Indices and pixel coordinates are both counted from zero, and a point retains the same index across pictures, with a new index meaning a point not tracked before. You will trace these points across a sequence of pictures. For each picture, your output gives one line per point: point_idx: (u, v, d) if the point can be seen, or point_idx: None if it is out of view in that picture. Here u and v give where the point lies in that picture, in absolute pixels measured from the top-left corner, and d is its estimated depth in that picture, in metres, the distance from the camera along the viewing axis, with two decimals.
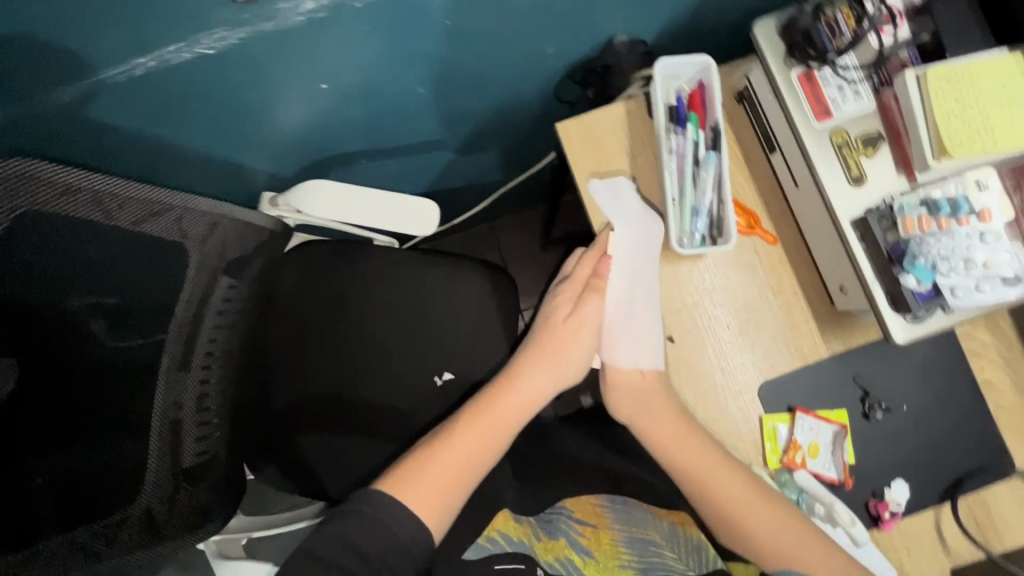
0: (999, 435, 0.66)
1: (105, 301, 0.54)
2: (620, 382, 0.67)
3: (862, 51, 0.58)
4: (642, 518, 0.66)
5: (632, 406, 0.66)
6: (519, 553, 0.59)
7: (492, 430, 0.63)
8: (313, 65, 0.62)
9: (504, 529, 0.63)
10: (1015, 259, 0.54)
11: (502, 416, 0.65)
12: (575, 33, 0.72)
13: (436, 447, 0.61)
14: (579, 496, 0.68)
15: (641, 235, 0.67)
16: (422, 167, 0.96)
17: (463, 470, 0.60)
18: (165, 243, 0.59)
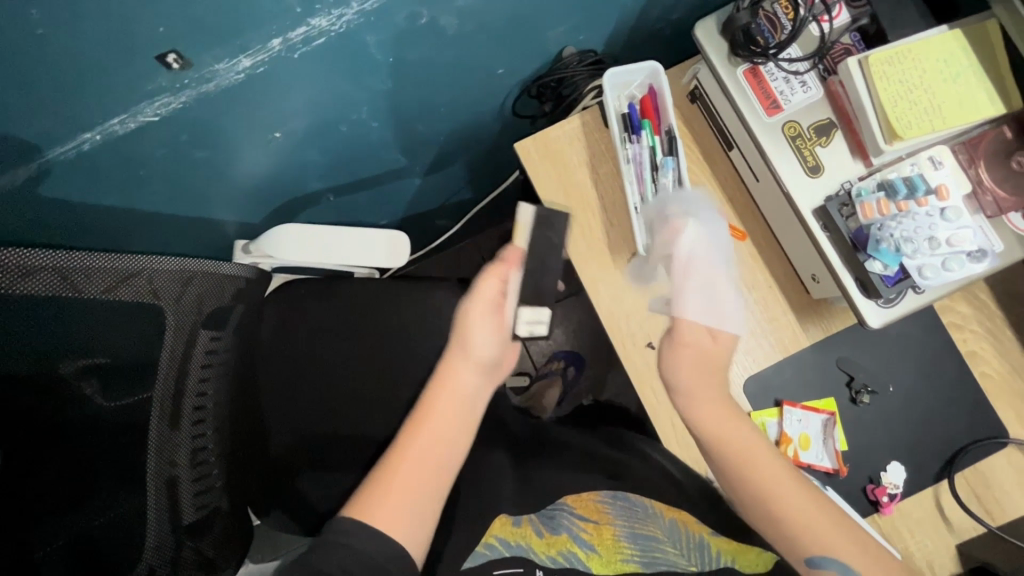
0: (989, 406, 0.65)
1: (96, 362, 0.53)
2: (693, 356, 0.63)
3: (805, 41, 0.60)
4: (643, 513, 0.64)
5: (690, 369, 0.62)
6: (518, 558, 0.60)
7: (433, 443, 0.59)
8: (265, 116, 0.62)
9: (501, 535, 0.62)
10: (976, 233, 0.54)
11: (441, 435, 0.60)
12: (522, 53, 0.73)
13: (386, 484, 0.56)
14: (580, 493, 0.66)
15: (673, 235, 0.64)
16: (393, 194, 0.96)
17: (426, 498, 0.57)
18: (139, 306, 0.57)
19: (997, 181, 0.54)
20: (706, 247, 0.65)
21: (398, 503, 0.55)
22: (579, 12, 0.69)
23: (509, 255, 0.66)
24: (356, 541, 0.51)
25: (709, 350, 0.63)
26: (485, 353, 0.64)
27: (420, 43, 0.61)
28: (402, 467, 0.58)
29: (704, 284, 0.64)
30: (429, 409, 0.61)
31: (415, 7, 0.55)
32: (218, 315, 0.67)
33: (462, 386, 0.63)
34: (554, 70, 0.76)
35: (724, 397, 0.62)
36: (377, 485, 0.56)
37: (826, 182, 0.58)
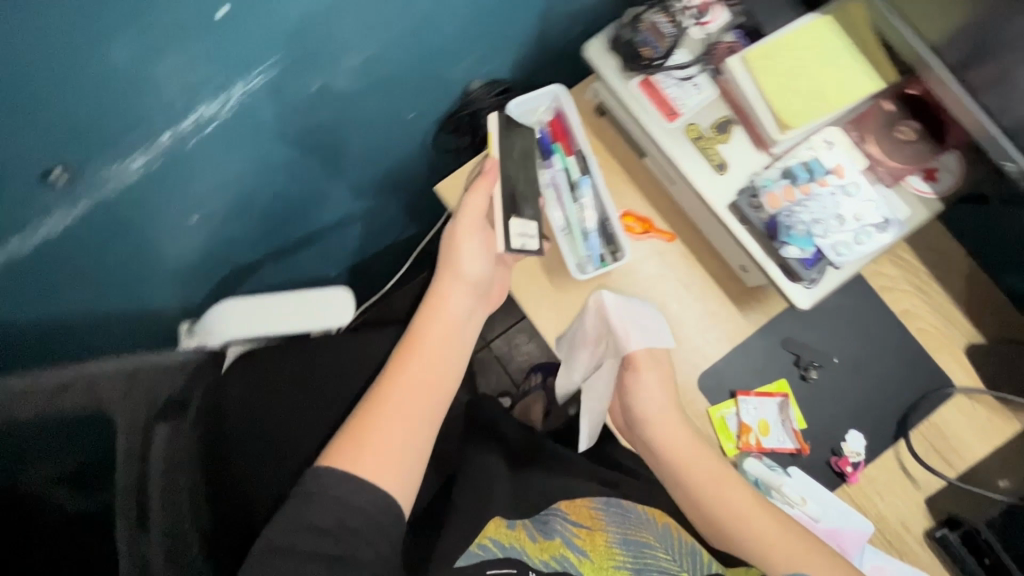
0: (931, 359, 0.67)
1: (63, 470, 0.54)
2: (651, 382, 0.64)
3: (689, 45, 0.62)
4: (637, 519, 0.66)
5: (655, 408, 0.63)
6: (512, 559, 0.60)
7: (415, 385, 0.61)
8: (177, 203, 0.61)
9: (496, 535, 0.62)
10: (878, 206, 0.56)
11: (420, 379, 0.62)
12: (429, 95, 0.74)
13: (369, 429, 0.57)
14: (573, 499, 0.68)
15: (631, 308, 0.66)
16: (334, 246, 0.96)
17: (408, 444, 0.58)
18: (87, 415, 0.56)
19: (888, 152, 0.56)
20: (626, 304, 0.66)
21: (377, 448, 0.56)
22: (477, 46, 0.71)
23: (484, 168, 0.64)
24: (335, 489, 0.52)
25: (648, 378, 0.64)
26: (474, 271, 0.66)
27: (322, 105, 0.62)
28: (383, 413, 0.58)
29: (633, 318, 0.65)
30: (412, 350, 0.63)
31: (307, 74, 0.56)
32: (168, 407, 0.67)
33: (456, 317, 0.66)
34: (466, 105, 0.78)
35: (681, 425, 0.63)
36: (359, 435, 0.57)
37: (735, 176, 0.60)
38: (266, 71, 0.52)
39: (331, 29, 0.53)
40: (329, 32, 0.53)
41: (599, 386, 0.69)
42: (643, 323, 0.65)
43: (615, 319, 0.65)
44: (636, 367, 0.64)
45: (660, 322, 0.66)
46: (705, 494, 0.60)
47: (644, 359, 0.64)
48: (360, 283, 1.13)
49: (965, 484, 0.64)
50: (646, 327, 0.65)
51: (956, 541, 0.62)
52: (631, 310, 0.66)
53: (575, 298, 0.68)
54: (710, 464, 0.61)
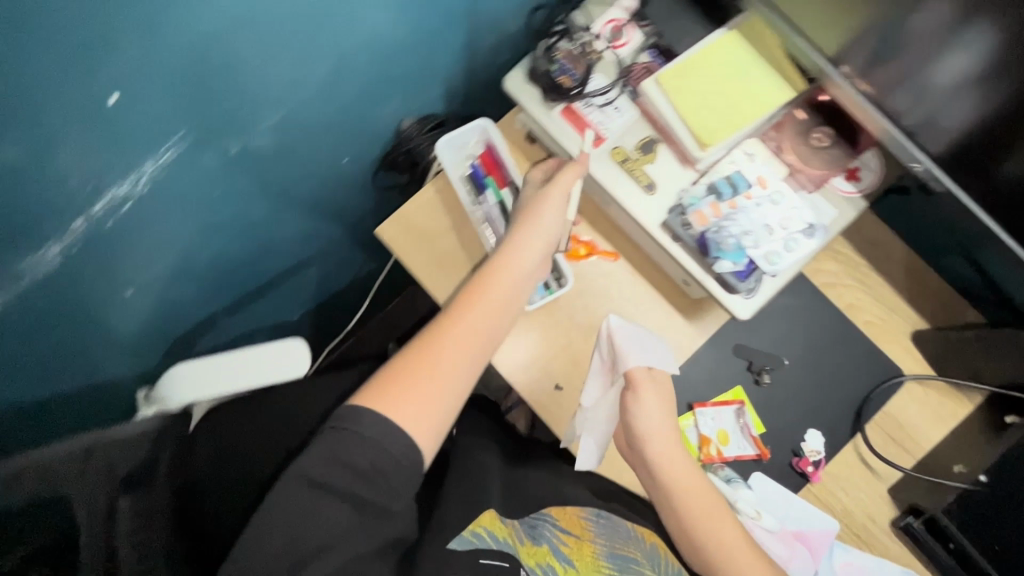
0: (880, 350, 0.68)
1: (32, 546, 0.51)
2: (653, 397, 0.62)
3: (605, 69, 0.62)
4: (625, 535, 0.66)
5: (656, 425, 0.61)
6: (503, 552, 0.59)
7: (470, 333, 0.57)
8: (110, 281, 0.60)
9: (490, 526, 0.61)
10: (802, 213, 0.57)
11: (465, 335, 0.56)
12: (361, 139, 0.74)
13: (423, 366, 0.53)
14: (564, 506, 0.67)
15: (634, 338, 0.65)
16: (293, 293, 0.96)
17: (440, 399, 0.53)
18: (46, 497, 0.54)
19: (805, 161, 0.58)
20: (631, 336, 0.65)
21: (410, 393, 0.51)
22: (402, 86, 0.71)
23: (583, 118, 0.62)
24: (367, 428, 0.48)
25: (652, 393, 0.62)
26: (552, 230, 0.61)
27: (248, 167, 0.62)
28: (422, 362, 0.54)
29: (638, 342, 0.65)
30: (475, 296, 0.58)
31: (224, 140, 0.56)
32: (140, 474, 0.65)
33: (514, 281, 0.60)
34: (402, 144, 0.78)
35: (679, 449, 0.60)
36: (402, 375, 0.53)
37: (664, 195, 0.60)
38: (177, 144, 0.53)
39: (239, 94, 0.54)
40: (237, 96, 0.54)
41: (600, 413, 0.66)
42: (648, 346, 0.65)
43: (620, 343, 0.65)
44: (636, 389, 0.63)
45: (668, 349, 0.66)
46: (688, 522, 0.58)
47: (645, 382, 0.63)
48: (327, 323, 1.12)
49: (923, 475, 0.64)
50: (649, 348, 0.65)
51: (920, 529, 0.62)
52: (638, 338, 0.65)
53: (526, 328, 0.68)
54: (703, 489, 0.59)
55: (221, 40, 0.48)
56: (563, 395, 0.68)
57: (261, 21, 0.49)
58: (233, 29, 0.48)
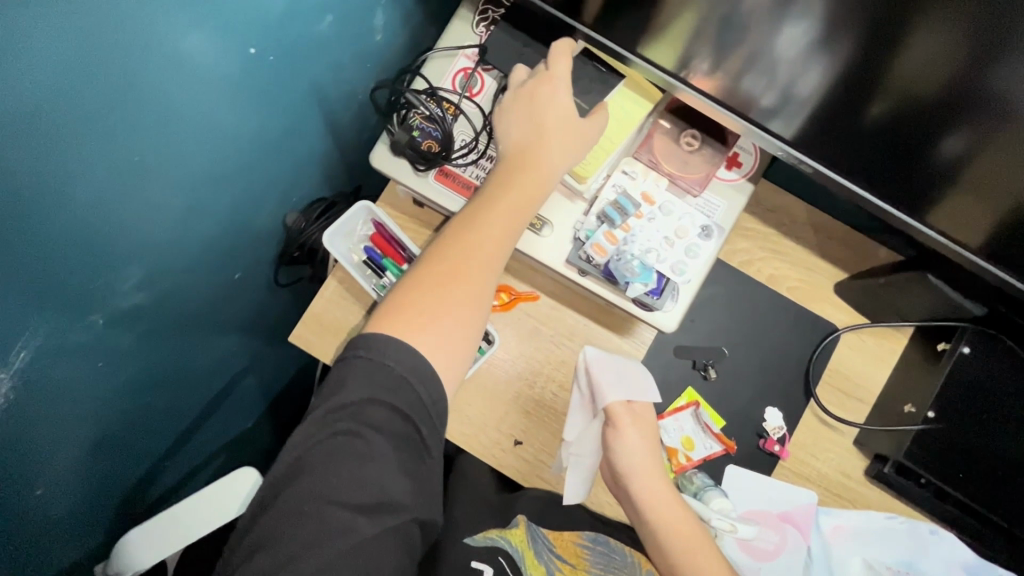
0: (811, 311, 0.69)
1: None
2: (636, 428, 0.61)
3: (465, 125, 0.61)
4: (620, 563, 0.66)
5: (639, 450, 0.60)
6: (506, 561, 0.65)
7: (481, 241, 0.52)
8: (14, 492, 0.54)
9: (506, 531, 0.67)
10: (695, 216, 0.57)
11: (480, 242, 0.52)
12: (243, 246, 0.71)
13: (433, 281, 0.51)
14: (564, 532, 0.67)
15: (610, 370, 0.63)
16: (237, 411, 0.91)
17: (453, 328, 0.50)
18: None
19: (684, 166, 0.59)
20: (610, 373, 0.62)
21: (429, 320, 0.49)
22: (267, 184, 0.68)
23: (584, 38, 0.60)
24: (386, 359, 0.47)
25: (636, 418, 0.61)
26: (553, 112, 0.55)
27: (126, 327, 0.59)
28: (437, 280, 0.51)
29: (616, 375, 0.62)
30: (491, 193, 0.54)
31: (84, 314, 0.53)
32: None
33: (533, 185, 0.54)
34: (294, 238, 0.76)
35: (661, 475, 0.60)
36: (409, 293, 0.51)
37: (559, 233, 0.59)
38: (28, 343, 0.48)
39: (81, 265, 0.50)
40: (79, 267, 0.50)
41: (585, 449, 0.63)
42: (626, 375, 0.63)
43: (598, 377, 0.62)
44: (616, 424, 0.61)
45: (648, 377, 0.64)
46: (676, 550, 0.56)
47: (624, 415, 0.61)
48: (288, 422, 1.07)
49: (878, 423, 0.65)
50: (626, 380, 0.62)
51: (892, 474, 0.63)
52: (616, 370, 0.63)
53: (469, 392, 0.67)
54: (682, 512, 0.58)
55: (36, 229, 0.45)
56: (525, 449, 0.66)
57: (72, 191, 0.46)
58: (44, 209, 0.44)
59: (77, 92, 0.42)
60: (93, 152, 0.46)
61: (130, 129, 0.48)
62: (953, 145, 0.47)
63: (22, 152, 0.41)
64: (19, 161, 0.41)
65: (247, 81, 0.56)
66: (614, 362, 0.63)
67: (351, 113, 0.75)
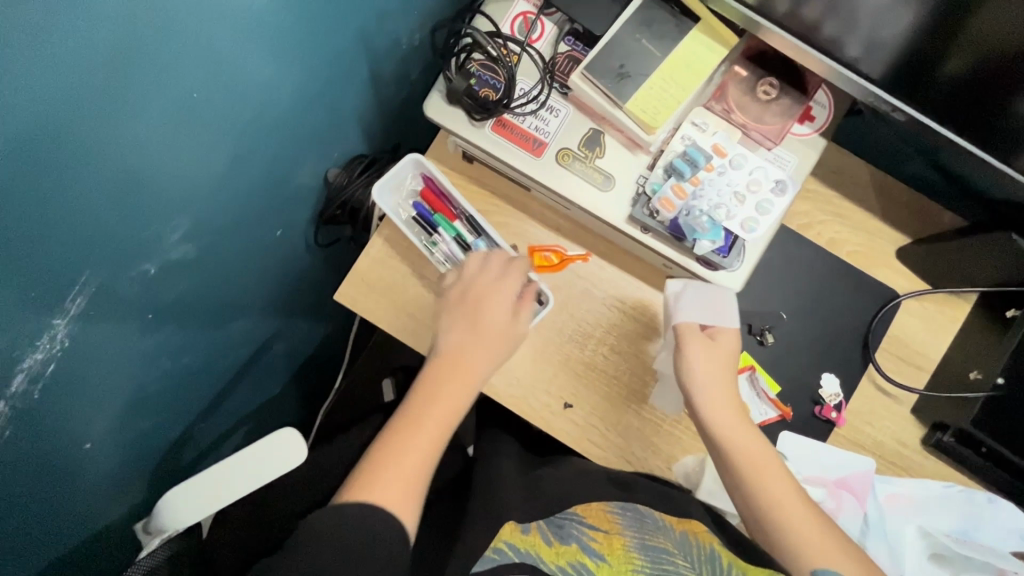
0: (872, 276, 0.67)
1: None
2: (702, 352, 0.56)
3: (526, 71, 0.58)
4: (653, 525, 0.56)
5: (708, 376, 0.55)
6: (527, 565, 0.51)
7: (439, 412, 0.56)
8: (65, 442, 0.53)
9: (510, 538, 0.54)
10: (768, 170, 0.55)
11: (435, 413, 0.56)
12: (286, 200, 0.69)
13: (397, 451, 0.54)
14: (589, 502, 0.59)
15: (704, 292, 0.57)
16: (270, 374, 0.89)
17: (416, 478, 0.53)
18: None
19: (756, 119, 0.56)
20: (699, 297, 0.57)
21: (400, 482, 0.52)
22: (311, 136, 0.66)
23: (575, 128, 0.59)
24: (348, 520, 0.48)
25: (709, 343, 0.56)
26: (484, 328, 0.59)
27: (172, 280, 0.57)
28: (400, 449, 0.54)
29: (698, 300, 0.57)
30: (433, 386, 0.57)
31: (134, 263, 0.51)
32: None
33: (456, 394, 0.57)
34: (334, 196, 0.74)
35: (731, 400, 0.56)
36: (381, 461, 0.53)
37: (622, 187, 0.57)
38: (83, 290, 0.47)
39: (134, 211, 0.48)
40: (132, 213, 0.48)
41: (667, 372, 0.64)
42: (708, 297, 0.57)
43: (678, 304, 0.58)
44: (684, 344, 0.56)
45: (731, 298, 0.57)
46: (746, 476, 0.54)
47: (692, 337, 0.56)
48: (316, 389, 1.06)
49: (939, 391, 0.64)
50: (707, 302, 0.57)
51: (952, 442, 0.62)
52: (703, 295, 0.57)
53: (518, 355, 0.65)
54: (752, 442, 0.55)
55: (92, 168, 0.42)
56: (575, 412, 0.65)
57: (127, 134, 0.44)
58: (102, 147, 0.42)
59: (141, 28, 0.40)
60: (147, 89, 0.43)
61: (183, 66, 0.45)
62: None
63: (86, 84, 0.39)
64: (82, 93, 0.39)
65: (303, 22, 0.53)
66: (700, 288, 0.57)
67: (396, 65, 0.72)
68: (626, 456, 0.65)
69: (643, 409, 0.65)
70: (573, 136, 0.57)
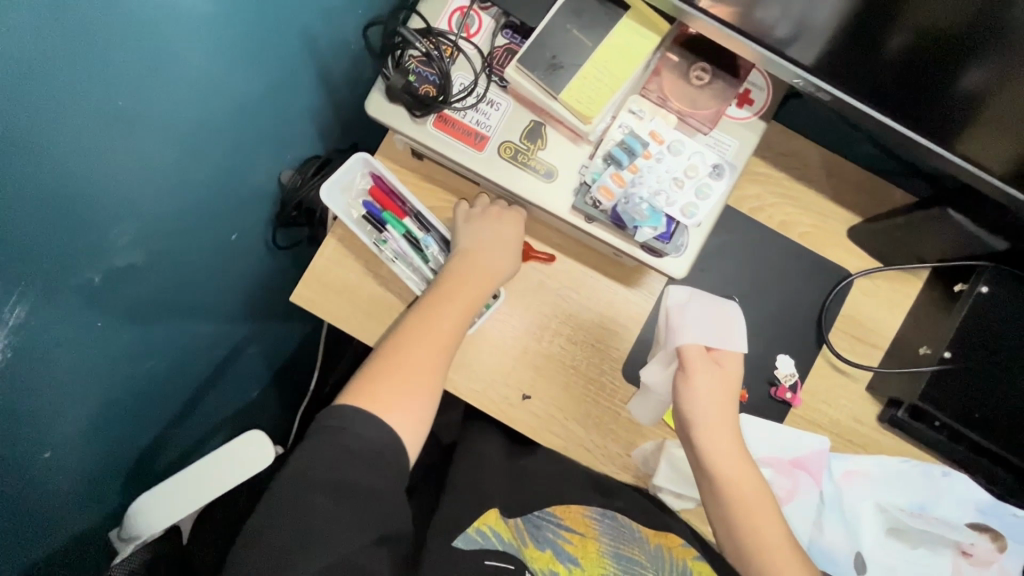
0: (824, 257, 0.67)
1: None
2: (707, 380, 0.58)
3: (464, 66, 0.58)
4: (630, 535, 0.62)
5: (711, 404, 0.57)
6: (507, 555, 0.60)
7: (444, 324, 0.58)
8: (23, 453, 0.54)
9: (494, 525, 0.64)
10: (705, 155, 0.55)
11: (442, 325, 0.58)
12: (240, 204, 0.69)
13: (403, 356, 0.56)
14: (568, 504, 0.66)
15: (707, 307, 0.61)
16: (243, 378, 0.90)
17: (420, 383, 0.56)
18: None
19: (693, 105, 0.57)
20: (699, 311, 0.61)
21: (402, 385, 0.55)
22: (261, 140, 0.66)
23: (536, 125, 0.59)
24: (352, 426, 0.51)
25: (717, 372, 0.58)
26: (484, 250, 0.62)
27: (121, 287, 0.57)
28: (405, 352, 0.57)
29: (701, 316, 0.61)
30: (438, 300, 0.59)
31: (76, 271, 0.51)
32: None
33: (463, 306, 0.60)
34: (290, 198, 0.74)
35: (733, 432, 0.58)
36: (387, 366, 0.56)
37: (565, 179, 0.57)
38: (22, 301, 0.47)
39: (72, 221, 0.48)
40: (71, 224, 0.48)
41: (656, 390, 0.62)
42: (708, 315, 0.61)
43: (679, 318, 0.60)
44: (688, 370, 0.58)
45: (737, 328, 0.61)
46: (739, 507, 0.55)
47: (698, 360, 0.58)
48: (294, 392, 1.06)
49: (891, 368, 0.64)
50: (709, 322, 0.60)
51: (905, 418, 0.63)
52: (703, 312, 0.61)
53: (475, 349, 0.66)
54: (748, 475, 0.57)
55: (24, 182, 0.43)
56: (533, 404, 0.66)
57: (59, 145, 0.44)
58: (33, 161, 0.43)
59: (66, 41, 0.40)
60: (77, 100, 0.43)
61: (113, 74, 0.45)
62: (973, 77, 0.45)
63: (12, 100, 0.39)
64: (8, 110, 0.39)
65: (240, 27, 0.54)
66: (701, 302, 0.62)
67: (345, 66, 0.72)
68: (586, 444, 0.65)
69: (601, 397, 0.66)
70: (514, 129, 0.58)
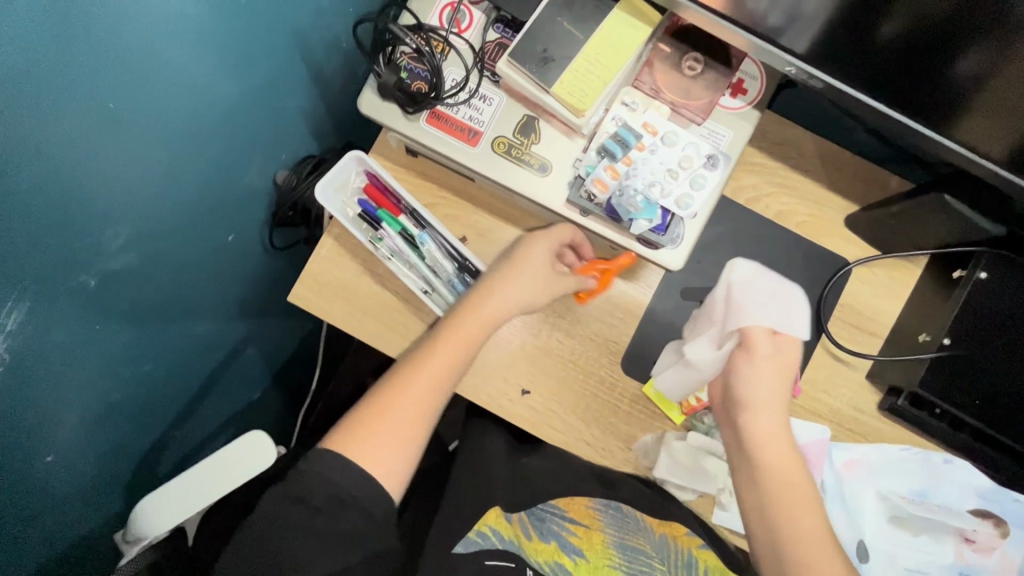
0: (821, 246, 0.67)
1: None
2: (766, 362, 0.57)
3: (455, 62, 0.58)
4: (634, 525, 0.65)
5: (768, 385, 0.57)
6: (510, 553, 0.62)
7: (436, 373, 0.58)
8: (26, 457, 0.54)
9: (495, 524, 0.63)
10: (699, 145, 0.55)
11: (433, 371, 0.58)
12: (235, 205, 0.69)
13: (387, 402, 0.57)
14: (571, 496, 0.67)
15: (770, 290, 0.59)
16: (244, 379, 0.90)
17: (402, 432, 0.56)
18: None
19: (685, 96, 0.57)
20: (764, 292, 0.59)
21: (380, 433, 0.56)
22: (255, 140, 0.66)
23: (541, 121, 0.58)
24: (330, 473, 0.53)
25: (776, 354, 0.58)
26: (496, 293, 0.60)
27: (117, 291, 0.57)
28: (389, 400, 0.57)
29: (764, 297, 0.59)
30: (432, 347, 0.58)
31: (71, 275, 0.51)
32: None
33: (456, 353, 0.58)
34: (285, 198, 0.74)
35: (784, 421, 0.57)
36: (368, 413, 0.57)
37: (559, 173, 0.57)
38: (17, 307, 0.47)
39: (65, 225, 0.48)
40: (64, 228, 0.48)
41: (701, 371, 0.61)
42: (771, 298, 0.59)
43: (741, 297, 0.59)
44: (750, 347, 0.58)
45: (803, 314, 0.59)
46: (776, 495, 0.54)
47: (760, 338, 0.58)
48: (295, 392, 1.07)
49: (891, 355, 0.64)
50: (774, 306, 0.59)
51: (906, 406, 0.63)
52: (766, 293, 0.59)
53: None
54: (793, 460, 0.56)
55: (16, 187, 0.42)
56: (533, 398, 0.66)
57: (49, 149, 0.44)
58: (24, 166, 0.42)
59: (54, 44, 0.40)
60: (66, 104, 0.43)
61: (103, 77, 0.45)
62: (969, 60, 0.44)
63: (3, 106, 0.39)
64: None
65: (229, 27, 0.53)
66: (767, 283, 0.60)
67: (337, 64, 0.72)
68: (586, 438, 0.65)
69: (601, 391, 0.66)
70: (507, 124, 0.58)
